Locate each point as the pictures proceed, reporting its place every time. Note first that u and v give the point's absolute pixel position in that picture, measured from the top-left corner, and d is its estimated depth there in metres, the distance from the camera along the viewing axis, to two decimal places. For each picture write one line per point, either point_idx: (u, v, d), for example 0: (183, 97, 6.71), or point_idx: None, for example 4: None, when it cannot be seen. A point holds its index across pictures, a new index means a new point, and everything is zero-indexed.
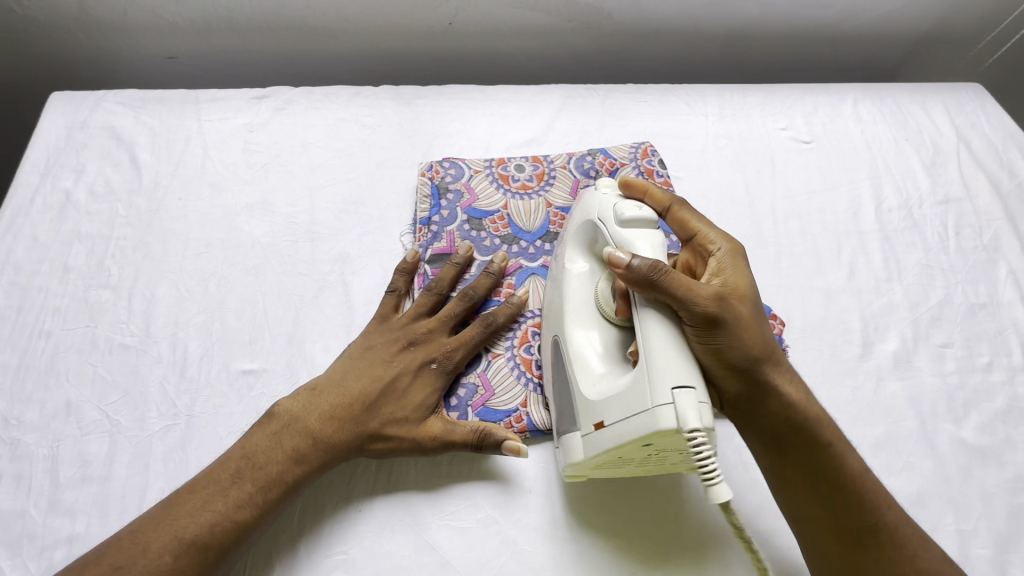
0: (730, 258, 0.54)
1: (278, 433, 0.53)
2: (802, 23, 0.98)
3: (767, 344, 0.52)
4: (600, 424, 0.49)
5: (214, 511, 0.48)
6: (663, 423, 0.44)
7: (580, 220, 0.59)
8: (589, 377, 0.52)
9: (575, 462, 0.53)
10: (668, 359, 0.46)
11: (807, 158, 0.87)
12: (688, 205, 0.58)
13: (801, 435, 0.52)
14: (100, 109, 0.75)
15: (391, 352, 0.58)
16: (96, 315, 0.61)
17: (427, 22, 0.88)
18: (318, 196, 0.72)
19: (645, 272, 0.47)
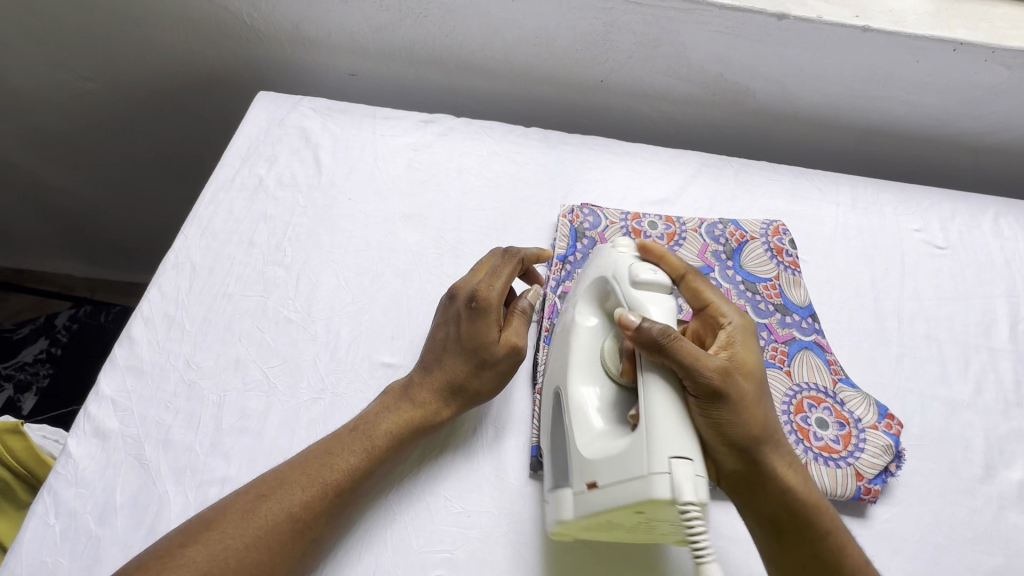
0: (741, 334, 0.56)
1: (396, 400, 0.59)
2: (948, 130, 0.98)
3: (768, 425, 0.53)
4: (593, 484, 0.50)
5: (346, 462, 0.54)
6: (658, 491, 0.45)
7: (592, 278, 0.61)
8: (586, 435, 0.53)
9: (559, 521, 0.53)
10: (666, 427, 0.47)
11: (940, 264, 0.85)
12: (701, 274, 0.60)
13: (795, 523, 0.53)
14: (296, 112, 0.87)
15: (457, 323, 0.62)
16: (269, 288, 0.70)
17: (581, 77, 0.96)
18: (466, 218, 0.79)
19: (654, 336, 0.49)
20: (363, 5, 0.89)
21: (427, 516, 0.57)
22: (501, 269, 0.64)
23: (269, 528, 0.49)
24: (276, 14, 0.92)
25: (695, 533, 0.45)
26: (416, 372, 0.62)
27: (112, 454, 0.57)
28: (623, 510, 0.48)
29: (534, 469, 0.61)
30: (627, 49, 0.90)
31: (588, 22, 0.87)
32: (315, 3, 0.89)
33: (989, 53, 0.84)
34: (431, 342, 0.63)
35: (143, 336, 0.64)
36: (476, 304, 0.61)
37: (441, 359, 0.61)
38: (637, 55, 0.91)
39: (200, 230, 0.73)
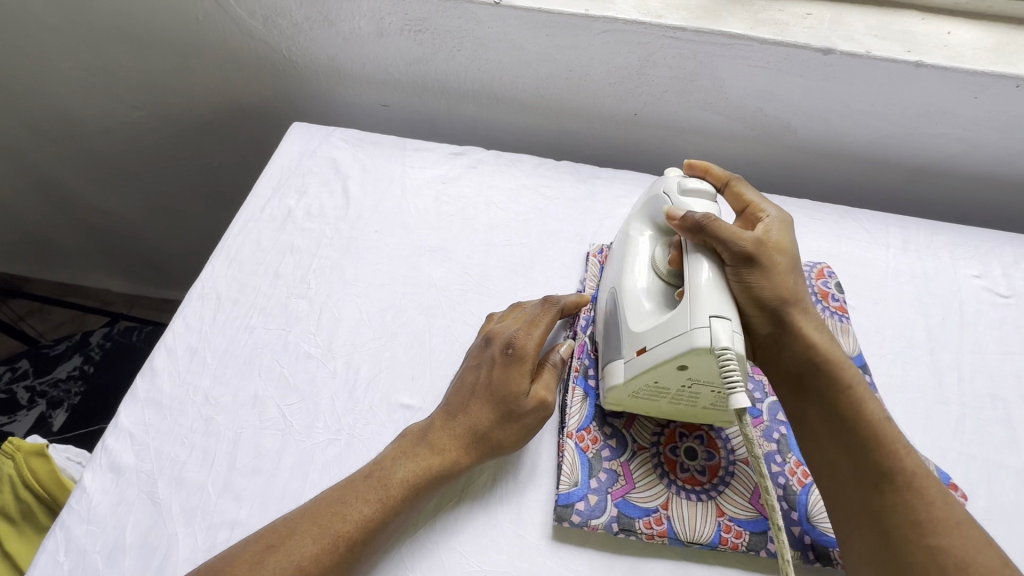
0: (777, 223, 0.62)
1: (413, 446, 0.57)
2: (1011, 169, 0.91)
3: (796, 291, 0.58)
4: (643, 350, 0.56)
5: (359, 512, 0.52)
6: (698, 340, 0.50)
7: (643, 199, 0.67)
8: (635, 312, 0.59)
9: (614, 386, 0.59)
10: (706, 292, 0.52)
11: (1004, 314, 0.78)
12: (744, 182, 0.66)
13: (821, 379, 0.56)
14: (328, 143, 0.87)
15: (489, 367, 0.60)
16: (292, 321, 0.69)
17: (615, 111, 0.94)
18: (492, 254, 0.77)
19: (695, 220, 0.56)
20: (398, 39, 0.90)
21: (440, 575, 0.54)
22: (540, 316, 0.63)
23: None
24: (314, 48, 0.94)
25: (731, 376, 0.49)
26: (439, 413, 0.59)
27: (125, 490, 0.56)
28: (668, 366, 0.53)
29: (558, 522, 0.57)
30: (662, 82, 0.88)
31: (622, 57, 0.85)
32: (351, 38, 0.91)
33: None
34: (458, 385, 0.60)
35: (165, 368, 0.64)
36: (512, 351, 0.59)
37: (468, 404, 0.59)
38: (672, 89, 0.89)
39: (228, 261, 0.73)
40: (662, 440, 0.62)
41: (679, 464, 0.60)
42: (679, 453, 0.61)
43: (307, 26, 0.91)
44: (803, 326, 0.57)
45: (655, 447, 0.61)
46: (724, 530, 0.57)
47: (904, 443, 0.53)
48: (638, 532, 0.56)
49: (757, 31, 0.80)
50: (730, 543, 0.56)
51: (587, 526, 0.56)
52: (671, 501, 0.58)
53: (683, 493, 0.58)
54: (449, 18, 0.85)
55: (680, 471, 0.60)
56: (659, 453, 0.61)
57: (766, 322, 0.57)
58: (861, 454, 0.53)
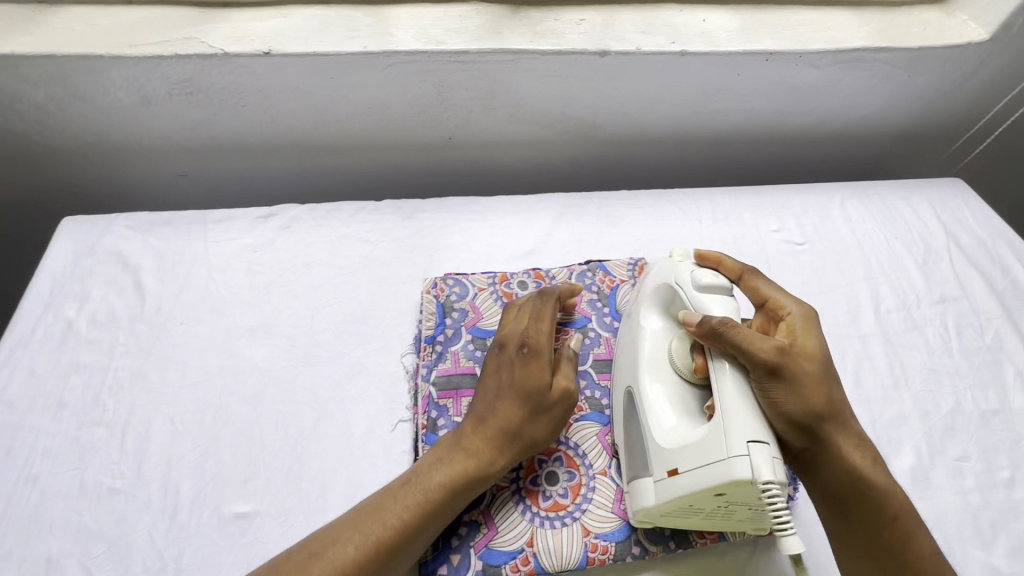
0: (801, 323, 0.58)
1: (449, 451, 0.56)
2: (785, 127, 1.03)
3: (835, 402, 0.54)
4: (675, 471, 0.51)
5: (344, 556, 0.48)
6: (738, 472, 0.46)
7: (654, 285, 0.63)
8: (661, 427, 0.54)
9: (645, 507, 0.54)
10: (737, 413, 0.49)
11: (802, 260, 0.88)
12: (759, 273, 0.62)
13: (854, 495, 0.54)
14: (110, 234, 0.77)
15: (514, 364, 0.59)
16: (87, 456, 0.59)
17: (429, 138, 0.92)
18: (320, 318, 0.72)
19: (718, 328, 0.52)
20: (170, 104, 0.81)
21: None
22: (543, 311, 0.63)
23: None
24: (73, 128, 0.82)
25: (778, 511, 0.46)
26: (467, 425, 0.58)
27: None
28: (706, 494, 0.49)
29: None
30: (465, 104, 0.88)
31: (417, 86, 0.84)
32: (113, 111, 0.81)
33: (798, 57, 0.89)
34: (485, 390, 0.59)
35: None
36: (529, 349, 0.59)
37: (495, 406, 0.58)
38: (477, 108, 0.89)
39: None
40: (521, 474, 0.60)
41: (542, 493, 0.59)
42: (540, 481, 0.60)
43: (52, 106, 0.79)
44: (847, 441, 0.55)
45: (516, 482, 0.60)
46: (591, 549, 0.57)
47: (923, 528, 0.55)
48: None
49: (538, 43, 0.82)
50: (597, 560, 0.57)
51: None
52: (536, 536, 0.57)
53: (546, 523, 0.57)
54: (219, 74, 0.78)
55: (542, 501, 0.59)
56: (520, 488, 0.59)
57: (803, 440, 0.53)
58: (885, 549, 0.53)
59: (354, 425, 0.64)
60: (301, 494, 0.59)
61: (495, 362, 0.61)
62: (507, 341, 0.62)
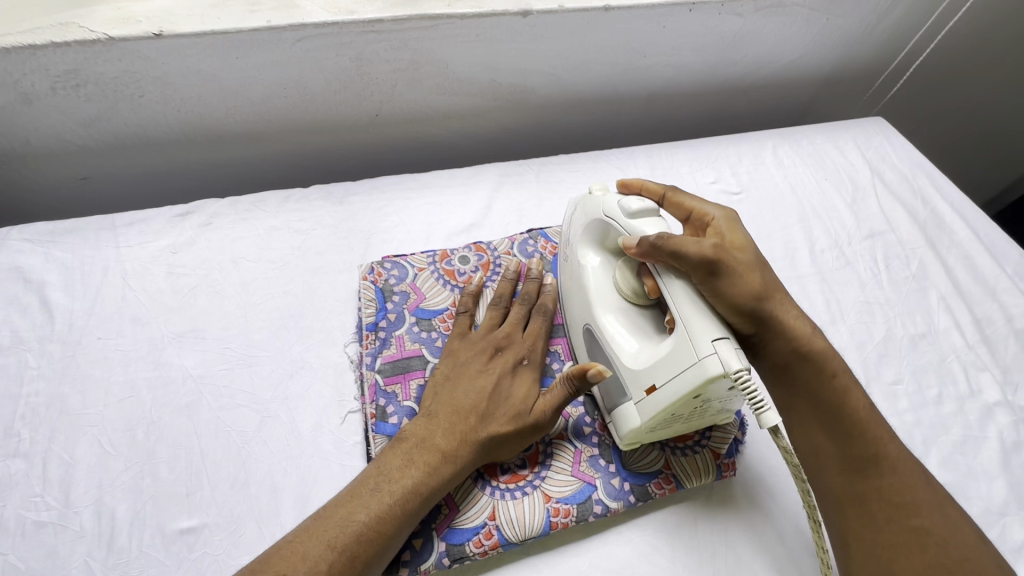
0: (726, 223, 0.58)
1: (421, 450, 0.55)
2: (715, 79, 1.03)
3: (769, 283, 0.55)
4: (653, 388, 0.54)
5: (298, 574, 0.46)
6: (710, 370, 0.48)
7: (585, 223, 0.65)
8: (628, 353, 0.57)
9: (630, 428, 0.57)
10: (698, 318, 0.51)
11: (739, 209, 0.90)
12: (680, 189, 0.63)
13: (806, 371, 0.56)
14: (4, 249, 0.70)
15: (503, 369, 0.61)
16: (5, 491, 0.54)
17: (353, 117, 0.88)
18: (254, 316, 0.69)
19: (653, 242, 0.54)
20: (54, 100, 0.73)
21: None
22: (535, 324, 0.66)
23: None
24: None
25: (750, 389, 0.46)
26: (447, 422, 0.57)
27: None
28: (687, 400, 0.51)
29: None
30: (387, 77, 0.84)
31: (333, 61, 0.79)
32: None
33: (720, 7, 0.89)
34: (470, 390, 0.59)
35: None
36: (525, 363, 0.62)
37: (480, 408, 0.57)
38: (401, 81, 0.85)
39: None
40: None
41: (499, 466, 0.59)
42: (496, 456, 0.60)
43: None
44: (790, 324, 0.55)
45: None
46: (553, 514, 0.57)
47: (886, 429, 0.55)
48: (471, 555, 0.54)
49: (456, 6, 0.78)
50: (560, 524, 0.57)
51: (420, 572, 0.53)
52: (497, 509, 0.56)
53: (506, 495, 0.57)
54: (107, 63, 0.70)
55: (501, 475, 0.59)
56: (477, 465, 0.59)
57: (748, 324, 0.54)
58: (845, 447, 0.54)
59: (300, 423, 0.61)
60: (250, 500, 0.56)
61: (486, 365, 0.61)
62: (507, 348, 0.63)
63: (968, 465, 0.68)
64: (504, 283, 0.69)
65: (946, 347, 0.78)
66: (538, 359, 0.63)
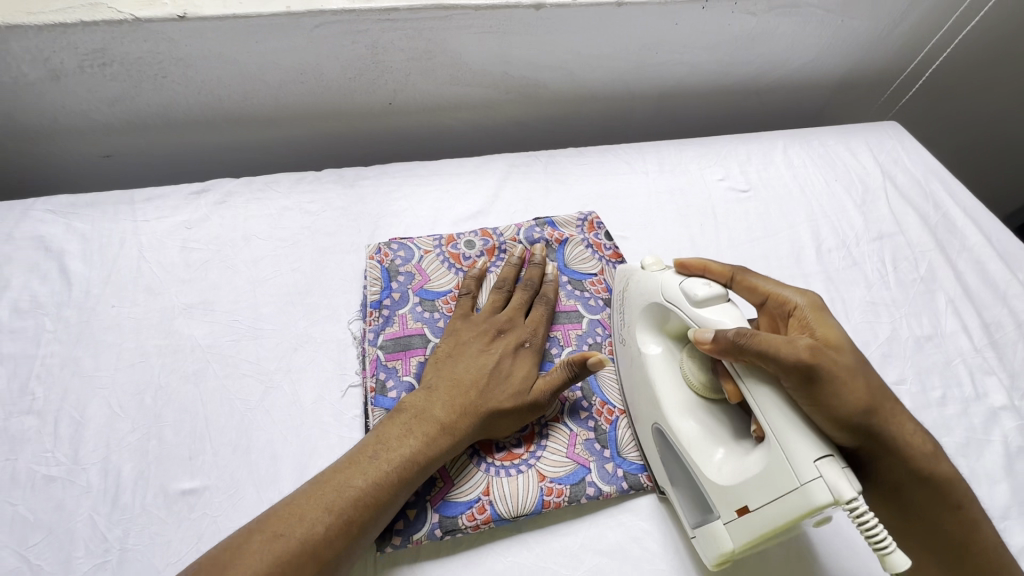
0: (812, 313, 0.53)
1: (422, 421, 0.56)
2: (727, 79, 1.04)
3: (878, 390, 0.49)
4: (745, 509, 0.48)
5: (294, 538, 0.45)
6: (819, 497, 0.42)
7: (642, 306, 0.61)
8: (712, 464, 0.52)
9: (720, 551, 0.50)
10: (796, 432, 0.45)
11: (746, 206, 0.90)
12: (750, 270, 0.58)
13: (921, 493, 0.51)
14: (27, 218, 0.72)
15: (507, 350, 0.62)
16: (17, 445, 0.57)
17: (367, 104, 0.90)
18: (262, 291, 0.70)
19: (733, 340, 0.49)
20: (83, 78, 0.76)
21: None
22: (538, 310, 0.67)
23: None
24: None
25: (869, 524, 0.41)
26: (448, 397, 0.58)
27: None
28: (790, 526, 0.45)
29: (381, 549, 0.54)
30: (401, 66, 0.85)
31: (349, 48, 0.81)
32: (20, 88, 0.75)
33: (733, 5, 0.89)
34: (475, 367, 0.60)
35: None
36: (526, 347, 0.63)
37: (484, 386, 0.59)
38: (414, 70, 0.87)
39: None
40: None
41: (494, 444, 0.60)
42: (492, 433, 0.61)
43: None
44: (903, 438, 0.49)
45: None
46: (546, 493, 0.57)
47: (992, 531, 0.52)
48: (463, 528, 0.55)
49: None
50: (553, 503, 0.57)
51: (411, 542, 0.54)
52: (491, 484, 0.57)
53: (501, 472, 0.58)
54: (133, 43, 0.73)
55: (497, 452, 0.60)
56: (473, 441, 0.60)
57: (856, 441, 0.48)
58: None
59: (303, 395, 0.63)
60: (250, 465, 0.58)
61: (491, 345, 0.62)
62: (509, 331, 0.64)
63: (969, 468, 0.67)
64: (508, 268, 0.70)
65: (952, 349, 0.77)
66: (538, 344, 0.64)
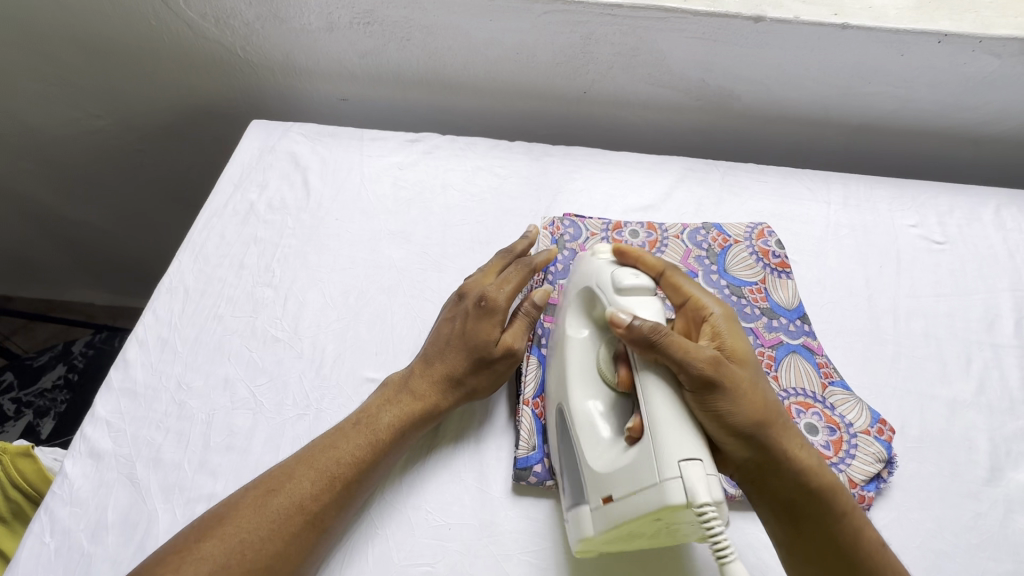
0: (724, 323, 0.57)
1: (397, 394, 0.62)
2: (943, 122, 0.96)
3: (772, 407, 0.53)
4: (610, 498, 0.50)
5: (350, 454, 0.57)
6: (673, 498, 0.44)
7: (579, 289, 0.62)
8: (596, 449, 0.54)
9: (582, 537, 0.53)
10: (672, 431, 0.47)
11: (938, 259, 0.83)
12: (679, 270, 0.62)
13: (812, 505, 0.52)
14: (287, 137, 0.90)
15: (451, 311, 0.66)
16: (258, 308, 0.72)
17: (565, 90, 0.97)
18: (450, 234, 0.81)
19: (644, 332, 0.51)
20: (348, 32, 0.92)
21: (408, 529, 0.58)
22: (512, 274, 0.67)
23: (280, 520, 0.52)
24: (268, 46, 0.96)
25: (715, 532, 0.44)
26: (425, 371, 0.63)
27: (105, 473, 0.59)
28: (642, 520, 0.47)
29: (517, 481, 0.60)
30: (606, 59, 0.91)
31: (565, 36, 0.88)
32: (302, 34, 0.93)
33: (975, 43, 0.82)
34: (435, 335, 0.65)
35: (137, 359, 0.67)
36: (484, 303, 0.64)
37: (443, 353, 0.63)
38: (617, 64, 0.92)
39: (194, 255, 0.76)
40: None
41: None
42: None
43: (258, 25, 0.93)
44: (788, 450, 0.53)
45: None
46: None
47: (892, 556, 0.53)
48: None
49: (692, 3, 0.83)
50: None
51: (545, 484, 0.60)
52: None
53: None
54: (394, 8, 0.87)
55: None
56: None
57: (744, 445, 0.52)
58: None
59: None
60: None
61: (454, 308, 0.66)
62: (492, 300, 0.64)
63: None
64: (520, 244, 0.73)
65: None
66: (499, 305, 0.64)
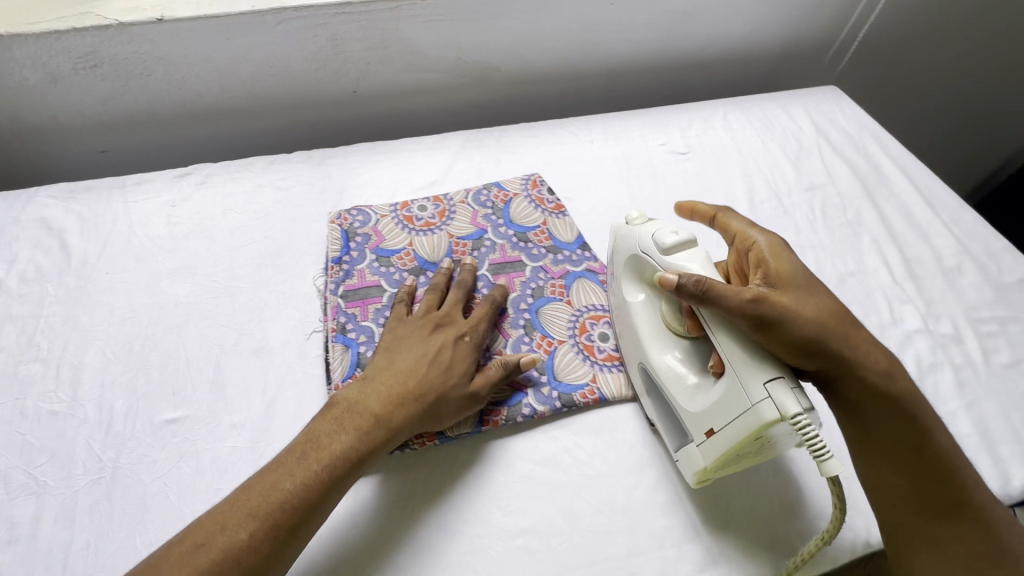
0: (773, 252, 0.59)
1: (344, 416, 0.58)
2: (670, 54, 1.11)
3: (841, 319, 0.55)
4: (712, 431, 0.56)
5: (243, 524, 0.50)
6: (765, 416, 0.49)
7: (625, 260, 0.68)
8: (687, 393, 0.59)
9: (695, 470, 0.59)
10: (740, 359, 0.52)
11: (684, 166, 0.97)
12: (732, 212, 0.65)
13: (880, 407, 0.55)
14: (32, 204, 0.82)
15: (425, 335, 0.65)
16: (25, 388, 0.65)
17: (334, 93, 0.99)
18: (237, 256, 0.79)
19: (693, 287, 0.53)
20: (77, 80, 0.86)
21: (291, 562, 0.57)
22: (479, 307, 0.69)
23: None
24: None
25: (810, 437, 0.48)
26: (383, 389, 0.60)
27: None
28: (747, 442, 0.53)
29: None
30: (360, 56, 0.94)
31: (311, 42, 0.90)
32: (23, 91, 0.85)
33: None
34: (411, 361, 0.63)
35: None
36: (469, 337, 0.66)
37: (428, 378, 0.62)
38: (373, 59, 0.95)
39: None
40: None
41: None
42: None
43: None
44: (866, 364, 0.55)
45: None
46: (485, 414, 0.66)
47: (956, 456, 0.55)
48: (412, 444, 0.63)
49: None
50: (491, 422, 0.65)
51: None
52: None
53: None
54: (119, 45, 0.83)
55: None
56: None
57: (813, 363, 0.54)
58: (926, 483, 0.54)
59: (271, 340, 0.71)
60: (226, 398, 0.66)
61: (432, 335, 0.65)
62: (473, 333, 0.67)
63: None
64: (439, 274, 0.72)
65: (873, 283, 0.83)
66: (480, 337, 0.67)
